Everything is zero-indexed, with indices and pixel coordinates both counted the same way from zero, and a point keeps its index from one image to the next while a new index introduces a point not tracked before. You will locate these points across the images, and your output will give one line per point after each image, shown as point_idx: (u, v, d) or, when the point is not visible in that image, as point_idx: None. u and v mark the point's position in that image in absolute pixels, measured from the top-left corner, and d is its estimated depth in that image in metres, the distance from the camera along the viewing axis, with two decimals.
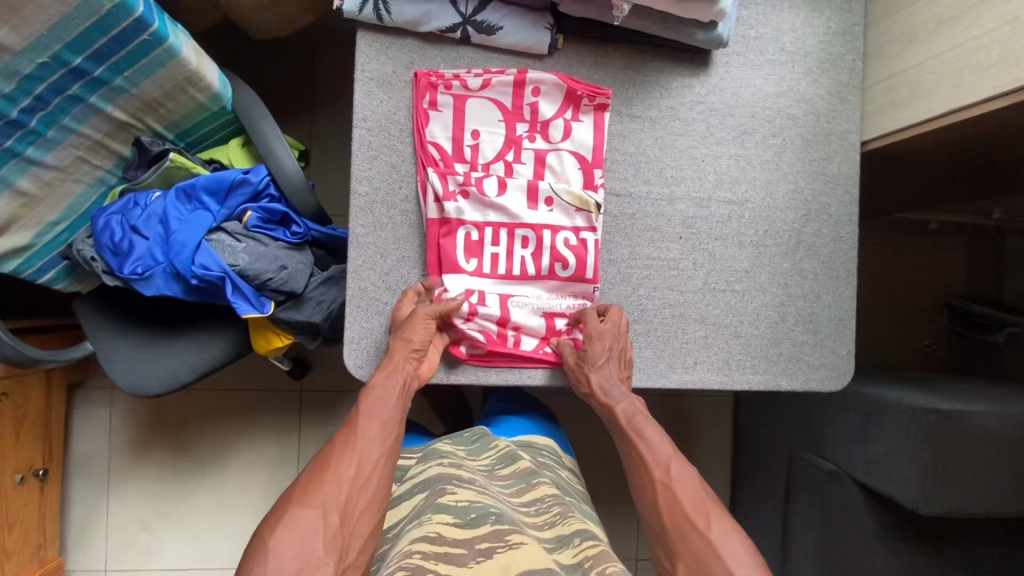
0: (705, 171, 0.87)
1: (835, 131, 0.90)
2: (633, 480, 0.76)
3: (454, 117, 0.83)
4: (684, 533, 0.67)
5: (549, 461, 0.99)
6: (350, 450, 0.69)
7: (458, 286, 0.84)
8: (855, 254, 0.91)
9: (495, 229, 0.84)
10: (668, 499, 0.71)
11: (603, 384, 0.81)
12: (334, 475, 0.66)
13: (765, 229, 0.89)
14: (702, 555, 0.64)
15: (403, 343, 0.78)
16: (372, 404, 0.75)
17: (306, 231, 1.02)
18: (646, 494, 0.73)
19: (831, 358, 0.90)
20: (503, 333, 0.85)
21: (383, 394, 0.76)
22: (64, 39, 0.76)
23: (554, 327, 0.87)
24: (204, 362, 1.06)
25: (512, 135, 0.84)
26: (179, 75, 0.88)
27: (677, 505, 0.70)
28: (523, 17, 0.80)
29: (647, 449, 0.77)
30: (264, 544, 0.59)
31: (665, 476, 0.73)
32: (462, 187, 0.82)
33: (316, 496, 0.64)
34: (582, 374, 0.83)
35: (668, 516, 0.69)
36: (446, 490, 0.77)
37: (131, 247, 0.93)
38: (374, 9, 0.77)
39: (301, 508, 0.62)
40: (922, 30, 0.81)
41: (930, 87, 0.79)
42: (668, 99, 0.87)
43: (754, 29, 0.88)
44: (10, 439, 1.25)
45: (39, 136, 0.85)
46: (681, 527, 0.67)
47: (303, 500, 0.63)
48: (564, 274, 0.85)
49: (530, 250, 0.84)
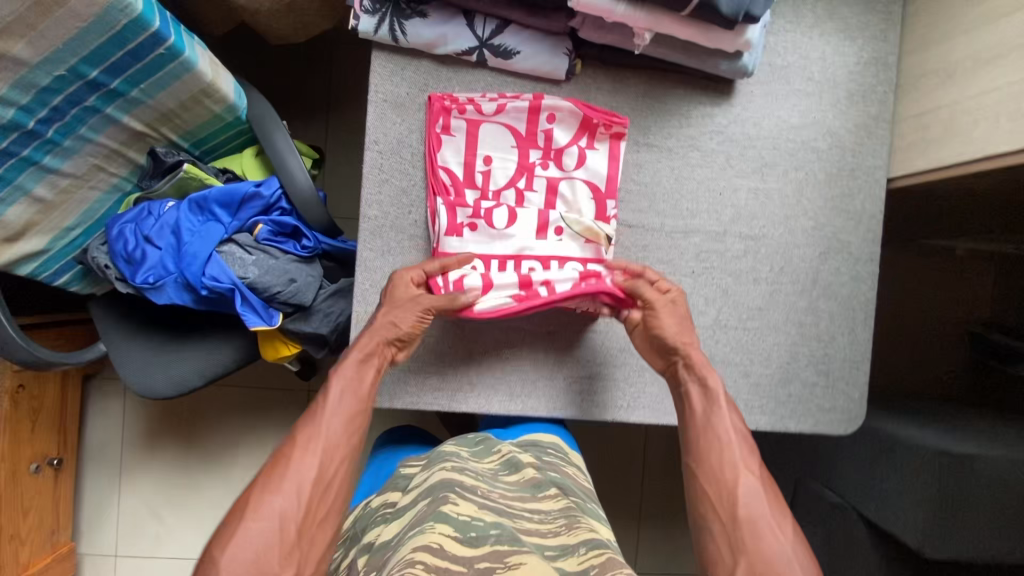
0: (723, 205, 0.85)
1: (860, 166, 0.87)
2: (698, 455, 0.71)
3: (467, 142, 0.81)
4: (757, 535, 0.63)
5: (552, 463, 0.94)
6: (313, 448, 0.66)
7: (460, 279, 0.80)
8: (874, 296, 0.88)
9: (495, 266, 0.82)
10: (749, 496, 0.66)
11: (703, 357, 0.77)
12: (292, 480, 0.63)
13: (781, 265, 0.86)
14: (773, 561, 0.61)
15: (384, 324, 0.76)
16: (340, 391, 0.71)
17: (316, 245, 1.02)
18: (717, 477, 0.68)
19: (844, 401, 0.88)
20: (531, 283, 0.80)
21: (348, 378, 0.73)
22: (80, 53, 0.76)
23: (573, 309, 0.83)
24: (214, 368, 1.08)
25: (525, 162, 0.82)
26: (194, 87, 0.88)
27: (755, 504, 0.66)
28: (542, 41, 0.78)
29: (731, 440, 0.70)
30: (218, 557, 0.58)
31: (747, 468, 0.68)
32: (471, 219, 0.81)
33: (272, 506, 0.61)
34: (675, 322, 0.78)
35: (743, 512, 0.65)
36: (449, 498, 0.77)
37: (144, 256, 0.94)
38: (390, 30, 0.76)
39: (257, 519, 0.60)
40: (960, 67, 0.77)
41: (964, 129, 0.75)
42: (688, 128, 0.84)
43: (781, 57, 0.85)
44: (27, 430, 1.29)
45: (56, 146, 0.85)
46: (755, 525, 0.64)
47: (258, 509, 0.61)
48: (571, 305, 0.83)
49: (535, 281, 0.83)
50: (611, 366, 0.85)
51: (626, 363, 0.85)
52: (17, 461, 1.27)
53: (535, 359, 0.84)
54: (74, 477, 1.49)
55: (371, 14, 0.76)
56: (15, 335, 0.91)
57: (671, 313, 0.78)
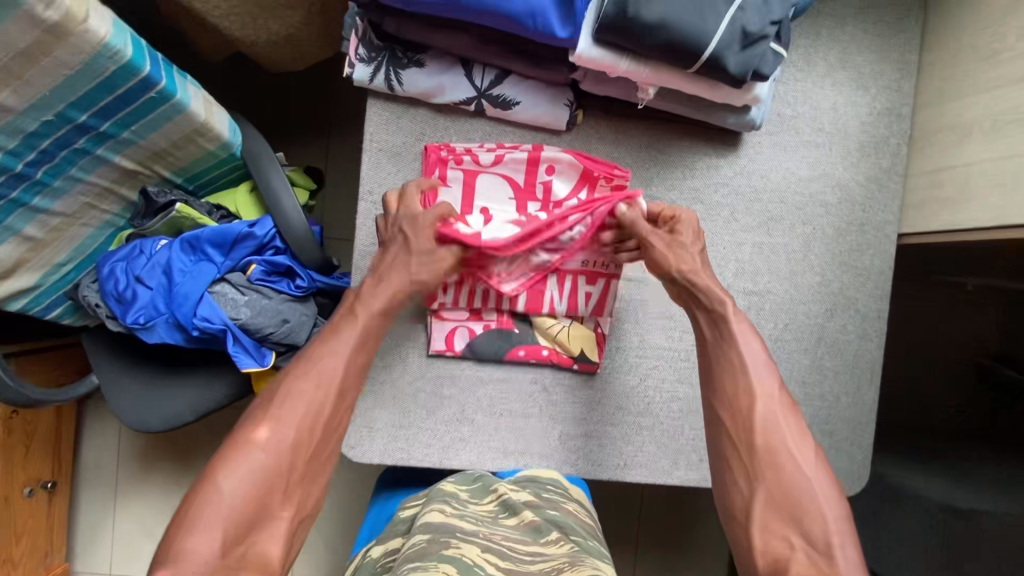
0: (726, 260, 0.83)
1: (870, 221, 0.84)
2: (714, 386, 0.70)
3: (464, 193, 0.79)
4: (774, 459, 0.63)
5: (554, 498, 0.76)
6: (319, 392, 0.65)
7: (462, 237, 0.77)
8: (880, 355, 0.86)
9: (482, 295, 0.81)
10: (765, 422, 0.65)
11: (711, 281, 0.72)
12: (298, 421, 0.62)
13: (786, 322, 0.84)
14: (794, 488, 0.62)
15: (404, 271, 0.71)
16: (357, 339, 0.68)
17: (310, 283, 0.99)
18: (732, 407, 0.67)
19: (848, 462, 0.85)
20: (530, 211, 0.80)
21: (366, 324, 0.69)
22: (68, 98, 0.74)
23: (575, 307, 0.82)
24: (206, 404, 1.06)
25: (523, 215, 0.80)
26: (187, 127, 0.86)
27: (771, 428, 0.65)
28: (543, 92, 0.76)
29: (747, 364, 0.68)
30: (217, 489, 0.57)
31: (765, 397, 0.66)
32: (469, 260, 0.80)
33: (277, 442, 0.61)
34: (680, 256, 0.73)
35: (761, 438, 0.65)
36: (450, 543, 0.62)
37: (134, 296, 0.92)
38: (386, 79, 0.74)
39: (260, 453, 0.60)
40: (977, 127, 0.74)
41: (981, 193, 0.72)
42: (692, 181, 0.82)
43: (791, 107, 0.82)
44: (20, 455, 1.28)
45: (45, 187, 0.84)
46: (772, 451, 0.64)
47: (262, 444, 0.60)
48: (582, 308, 0.82)
49: (525, 309, 0.82)
50: (608, 424, 0.83)
51: (624, 422, 0.83)
52: (11, 486, 1.26)
53: (529, 416, 0.82)
54: (69, 497, 1.48)
55: (367, 63, 0.74)
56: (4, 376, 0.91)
57: (676, 247, 0.74)
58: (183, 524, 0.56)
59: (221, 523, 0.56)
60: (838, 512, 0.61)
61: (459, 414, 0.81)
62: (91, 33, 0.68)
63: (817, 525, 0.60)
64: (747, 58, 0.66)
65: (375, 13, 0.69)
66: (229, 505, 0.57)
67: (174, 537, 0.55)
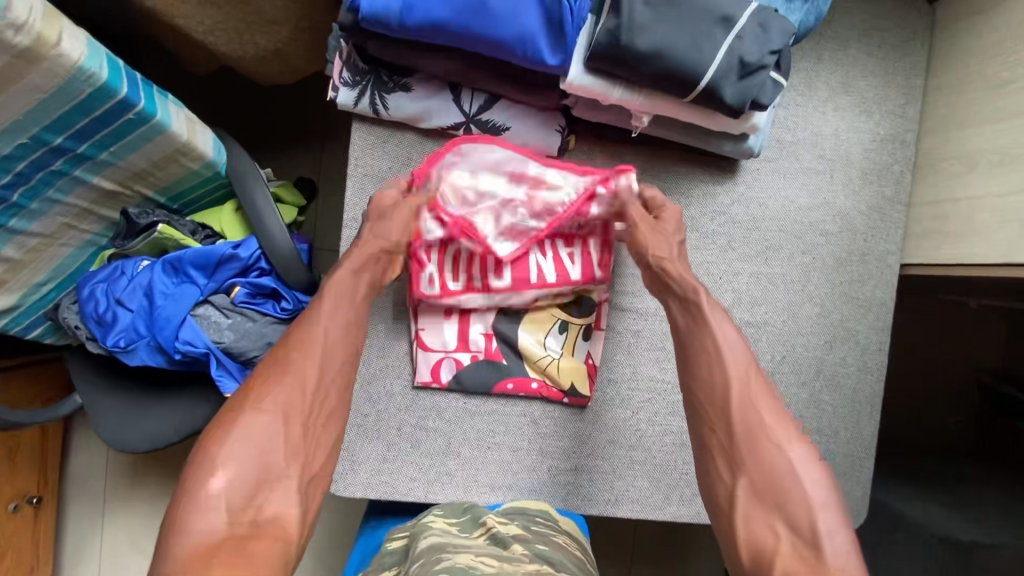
0: (722, 290, 0.80)
1: (872, 251, 0.81)
2: (690, 376, 0.64)
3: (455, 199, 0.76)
4: (755, 446, 0.57)
5: (544, 531, 0.72)
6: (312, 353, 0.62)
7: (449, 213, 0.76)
8: (881, 388, 0.83)
9: (468, 259, 0.78)
10: (741, 405, 0.59)
11: (685, 271, 0.69)
12: (292, 382, 0.59)
13: (784, 354, 0.81)
14: (775, 475, 0.55)
15: (377, 240, 0.70)
16: (335, 299, 0.65)
17: (296, 305, 0.96)
18: (708, 392, 0.62)
19: (847, 499, 0.82)
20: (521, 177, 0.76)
21: (343, 286, 0.66)
22: (42, 121, 0.71)
23: (569, 277, 0.78)
24: (190, 425, 1.03)
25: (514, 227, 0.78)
26: (168, 147, 0.84)
27: (749, 411, 0.59)
28: (534, 117, 0.74)
29: (719, 349, 0.63)
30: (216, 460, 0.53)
31: (740, 380, 0.61)
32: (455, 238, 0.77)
33: (273, 403, 0.58)
34: (660, 238, 0.71)
35: (739, 422, 0.59)
36: (443, 557, 0.61)
37: (115, 319, 0.90)
38: (371, 102, 0.72)
39: (256, 418, 0.56)
40: (984, 159, 0.71)
41: (987, 228, 0.69)
42: (687, 209, 0.79)
43: (791, 133, 0.80)
44: (4, 471, 1.26)
45: (22, 209, 0.81)
46: (753, 437, 0.57)
47: (257, 407, 0.57)
48: (574, 277, 0.78)
49: (510, 282, 0.78)
50: (598, 458, 0.80)
51: (614, 455, 0.81)
52: None
53: (518, 449, 0.80)
54: (56, 510, 1.46)
55: (351, 87, 0.71)
56: None
57: (653, 231, 0.72)
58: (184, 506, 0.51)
59: (223, 490, 0.52)
60: (827, 501, 0.54)
61: (445, 447, 0.79)
62: (63, 57, 0.65)
63: (801, 513, 0.53)
64: (745, 88, 0.63)
65: (358, 36, 0.67)
66: (229, 473, 0.53)
67: (182, 511, 0.51)
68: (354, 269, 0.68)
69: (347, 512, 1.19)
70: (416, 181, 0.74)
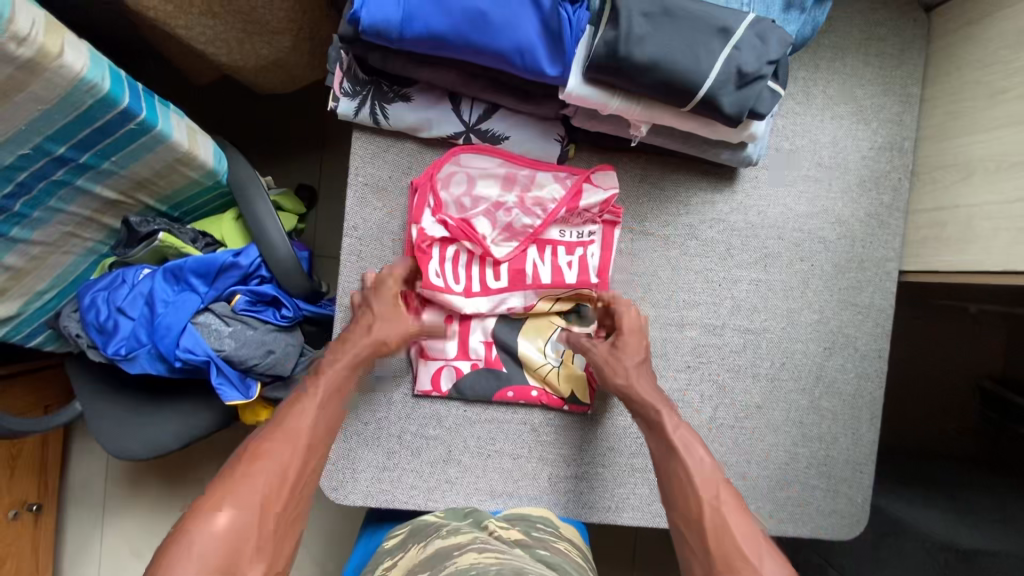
0: (721, 298, 0.80)
1: (871, 257, 0.82)
2: (667, 498, 0.66)
3: (457, 198, 0.77)
4: (732, 567, 0.56)
5: (544, 537, 0.72)
6: (296, 441, 0.64)
7: (446, 217, 0.76)
8: (881, 394, 0.83)
9: (466, 261, 0.78)
10: (714, 524, 0.60)
11: (644, 393, 0.72)
12: (273, 470, 0.61)
13: (783, 361, 0.81)
14: None
15: (375, 338, 0.73)
16: (327, 393, 0.68)
17: (296, 312, 0.97)
18: (682, 512, 0.63)
19: (847, 505, 0.82)
20: (515, 178, 0.76)
21: (336, 380, 0.70)
22: (45, 132, 0.71)
23: (563, 280, 0.78)
24: (190, 432, 1.03)
25: (513, 227, 0.78)
26: (169, 157, 0.84)
27: (723, 531, 0.59)
28: (533, 127, 0.75)
29: (691, 466, 0.65)
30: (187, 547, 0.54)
31: (712, 498, 0.62)
32: (454, 241, 0.77)
33: (251, 493, 0.59)
34: (615, 366, 0.74)
35: (713, 541, 0.59)
36: (450, 562, 0.61)
37: (115, 327, 0.90)
38: (371, 112, 0.72)
39: (231, 508, 0.57)
40: (981, 168, 0.71)
41: (985, 236, 0.69)
42: (687, 216, 0.80)
43: (789, 141, 0.80)
44: (5, 478, 1.26)
45: (24, 218, 0.81)
46: (727, 559, 0.57)
47: (232, 498, 0.58)
48: (569, 280, 0.78)
49: (507, 283, 0.78)
50: (599, 466, 0.80)
51: (615, 463, 0.80)
52: None
53: (518, 457, 0.80)
54: (56, 517, 1.46)
55: (352, 97, 0.72)
56: None
57: (611, 356, 0.74)
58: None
59: None
60: None
61: (445, 455, 0.79)
62: (66, 68, 0.66)
63: None
64: (743, 98, 0.64)
65: (359, 47, 0.67)
66: (194, 565, 0.53)
67: None
68: (347, 364, 0.72)
69: (346, 519, 1.19)
70: (417, 187, 0.76)
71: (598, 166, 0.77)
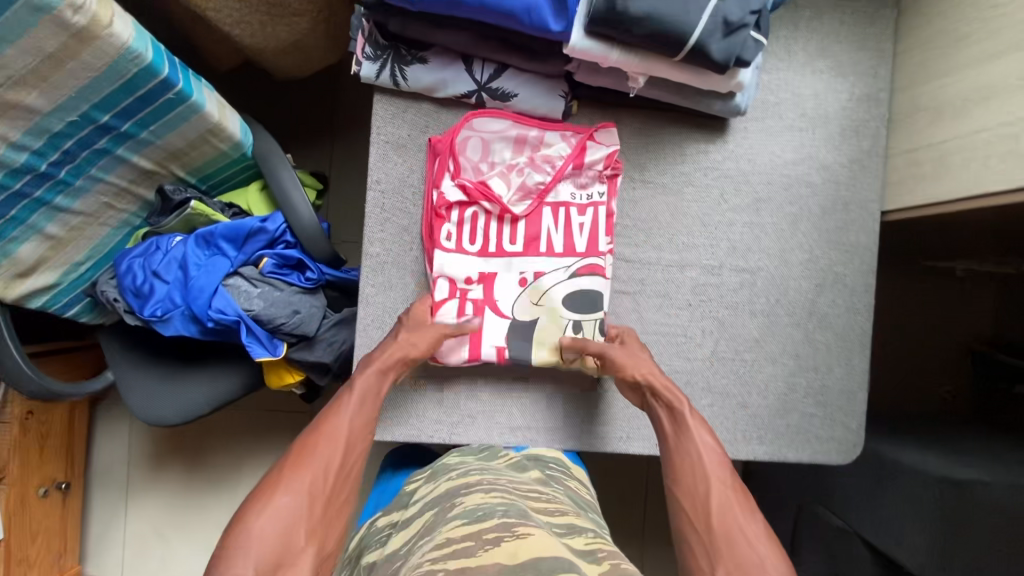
0: (717, 240, 0.87)
1: (854, 200, 0.88)
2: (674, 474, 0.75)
3: (477, 157, 0.84)
4: (730, 540, 0.66)
5: (555, 475, 0.82)
6: (335, 443, 0.72)
7: (465, 180, 0.83)
8: (870, 327, 0.89)
9: (485, 219, 0.85)
10: (720, 504, 0.69)
11: (671, 387, 0.81)
12: (317, 466, 0.69)
13: (778, 298, 0.87)
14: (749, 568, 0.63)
15: (404, 344, 0.79)
16: (361, 397, 0.76)
17: (320, 276, 1.03)
18: (690, 490, 0.72)
19: (842, 431, 0.88)
20: (525, 137, 0.83)
21: (368, 385, 0.77)
22: (92, 99, 0.78)
23: (578, 216, 0.85)
24: (218, 397, 1.08)
25: (528, 186, 0.85)
26: (201, 128, 0.90)
27: (726, 511, 0.69)
28: (538, 84, 0.81)
29: (703, 453, 0.74)
30: (248, 531, 0.63)
31: (719, 482, 0.71)
32: (474, 204, 0.84)
33: (299, 486, 0.67)
34: (636, 363, 0.81)
35: (718, 520, 0.68)
36: (456, 503, 0.68)
37: (151, 290, 0.96)
38: (391, 75, 0.79)
39: (283, 499, 0.66)
40: (949, 107, 0.78)
41: (956, 165, 0.76)
42: (682, 164, 0.86)
43: (774, 95, 0.87)
44: (35, 456, 1.30)
45: (68, 186, 0.88)
46: (730, 535, 0.66)
47: (285, 490, 0.66)
48: (579, 249, 0.84)
49: (525, 236, 0.85)
50: (610, 396, 0.87)
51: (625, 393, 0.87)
52: (24, 487, 1.28)
53: (534, 392, 0.86)
54: (82, 500, 1.49)
55: (373, 60, 0.78)
56: (25, 369, 0.95)
57: (628, 356, 0.81)
58: (220, 560, 0.61)
59: (252, 565, 0.61)
60: None
61: (467, 390, 0.85)
62: (115, 37, 0.72)
63: None
64: (729, 45, 0.71)
65: (380, 13, 0.74)
66: (257, 547, 0.62)
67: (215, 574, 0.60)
68: (378, 372, 0.78)
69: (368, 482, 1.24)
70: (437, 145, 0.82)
71: (600, 124, 0.84)
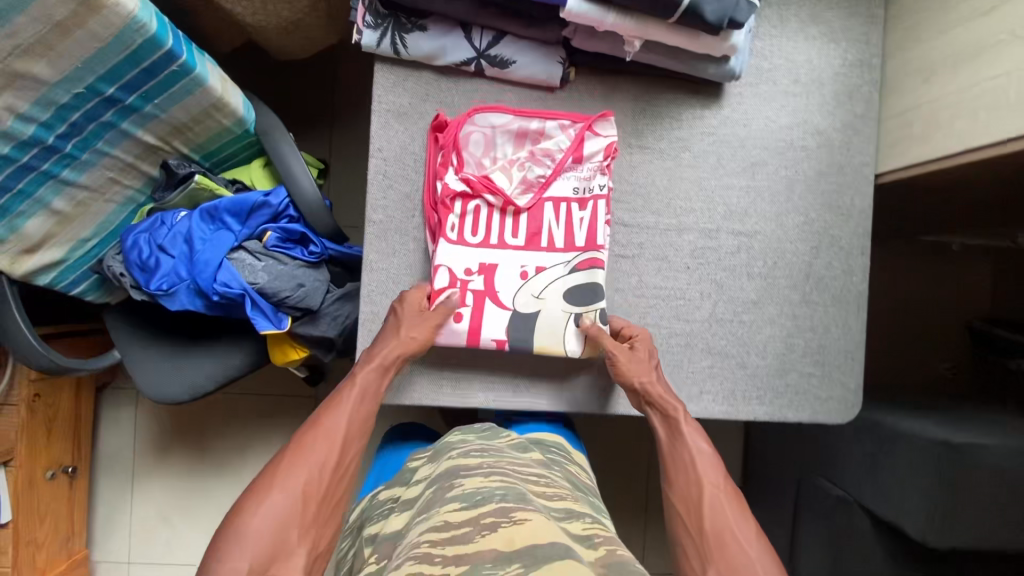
0: (714, 204, 0.88)
1: (848, 162, 0.90)
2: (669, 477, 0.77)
3: (479, 151, 0.86)
4: (722, 542, 0.67)
5: (558, 458, 0.84)
6: (331, 440, 0.73)
7: (466, 173, 0.85)
8: (866, 289, 0.91)
9: (487, 212, 0.86)
10: (711, 506, 0.71)
11: (665, 391, 0.82)
12: (313, 462, 0.70)
13: (775, 261, 0.89)
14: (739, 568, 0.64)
15: (403, 341, 0.80)
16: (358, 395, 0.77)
17: (323, 251, 1.04)
18: (683, 493, 0.74)
19: (840, 391, 0.90)
20: (524, 131, 0.85)
21: (366, 383, 0.78)
22: (97, 71, 0.79)
23: (577, 181, 0.86)
24: (223, 374, 1.10)
25: (529, 178, 0.87)
26: (204, 102, 0.92)
27: (718, 513, 0.70)
28: (536, 51, 0.83)
29: (697, 458, 0.76)
30: (244, 526, 0.64)
31: (711, 486, 0.73)
32: (476, 198, 0.85)
33: (294, 482, 0.68)
34: (637, 367, 0.82)
35: (709, 521, 0.70)
36: (455, 484, 0.68)
37: (157, 264, 0.97)
38: (392, 43, 0.81)
39: (279, 495, 0.67)
40: (940, 66, 0.80)
41: (947, 122, 0.78)
42: (678, 130, 0.88)
43: (767, 61, 0.89)
44: (42, 439, 1.31)
45: (74, 160, 0.89)
46: (720, 536, 0.68)
47: (281, 486, 0.68)
48: (580, 242, 0.85)
49: (526, 225, 0.86)
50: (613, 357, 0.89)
51: None
52: (33, 469, 1.29)
53: (537, 358, 0.88)
54: (88, 485, 1.50)
55: (374, 29, 0.80)
56: (34, 342, 0.96)
57: (630, 359, 0.83)
58: (217, 553, 0.62)
59: (247, 558, 0.62)
60: None
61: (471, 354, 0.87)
62: (121, 6, 0.74)
63: None
64: (723, 7, 0.72)
65: None
66: (251, 540, 0.63)
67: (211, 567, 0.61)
68: (376, 370, 0.80)
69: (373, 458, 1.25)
70: (442, 126, 0.84)
71: (600, 114, 0.85)
